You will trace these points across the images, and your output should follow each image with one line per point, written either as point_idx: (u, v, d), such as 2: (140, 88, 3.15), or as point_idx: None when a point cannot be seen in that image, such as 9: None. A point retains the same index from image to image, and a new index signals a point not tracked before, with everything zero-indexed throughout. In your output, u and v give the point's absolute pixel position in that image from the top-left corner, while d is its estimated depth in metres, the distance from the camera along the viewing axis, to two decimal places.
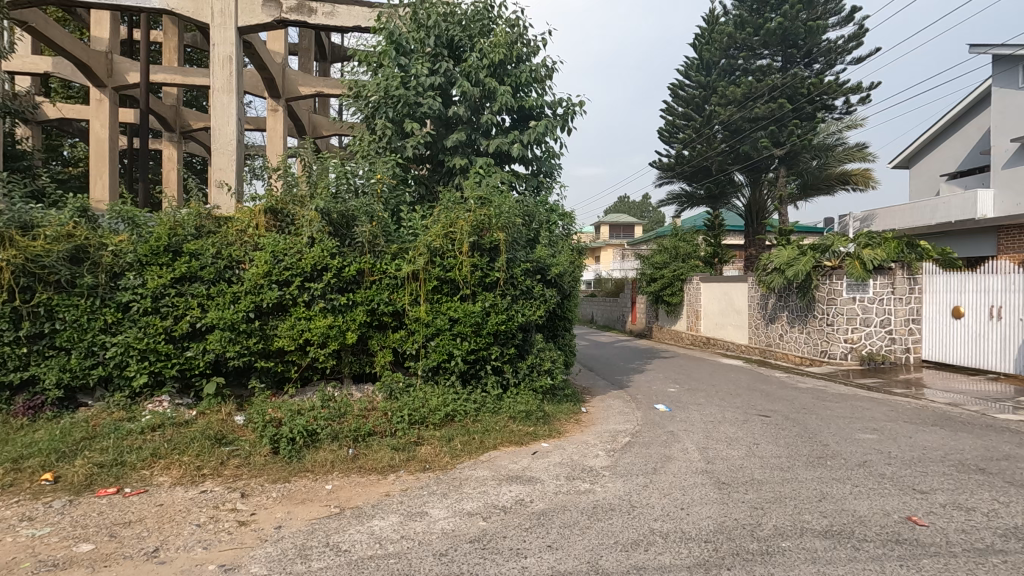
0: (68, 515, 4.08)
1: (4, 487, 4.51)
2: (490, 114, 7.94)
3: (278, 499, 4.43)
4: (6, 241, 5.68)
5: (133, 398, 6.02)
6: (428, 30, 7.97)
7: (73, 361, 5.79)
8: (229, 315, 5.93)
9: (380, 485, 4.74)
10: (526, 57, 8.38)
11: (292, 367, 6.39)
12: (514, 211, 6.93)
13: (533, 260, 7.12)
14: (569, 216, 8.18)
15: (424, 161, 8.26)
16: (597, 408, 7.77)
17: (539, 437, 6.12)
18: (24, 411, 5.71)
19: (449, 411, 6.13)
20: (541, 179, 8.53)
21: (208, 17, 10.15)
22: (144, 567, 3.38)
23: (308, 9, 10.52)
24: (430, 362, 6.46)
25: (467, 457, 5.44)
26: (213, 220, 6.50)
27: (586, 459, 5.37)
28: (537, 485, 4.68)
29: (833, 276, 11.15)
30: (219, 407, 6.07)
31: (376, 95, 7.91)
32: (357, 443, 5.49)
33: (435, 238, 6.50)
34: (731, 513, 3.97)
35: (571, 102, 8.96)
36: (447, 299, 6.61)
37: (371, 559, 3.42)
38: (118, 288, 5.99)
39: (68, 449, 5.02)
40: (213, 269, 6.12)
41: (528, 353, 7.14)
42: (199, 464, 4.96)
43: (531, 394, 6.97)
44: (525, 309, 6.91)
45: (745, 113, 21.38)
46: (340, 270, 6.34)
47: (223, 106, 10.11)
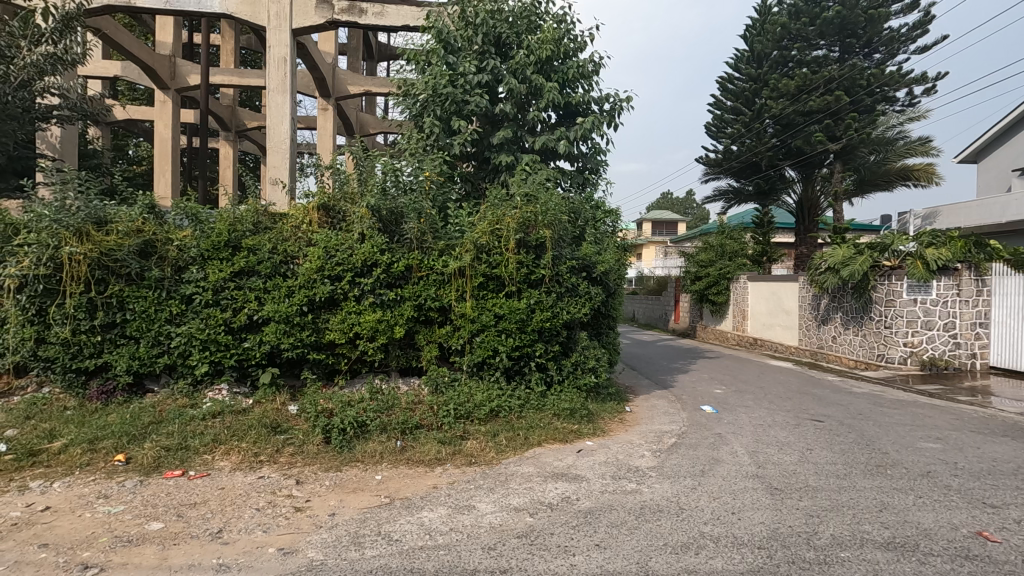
0: (140, 495, 4.34)
1: (82, 466, 4.84)
2: (536, 111, 7.95)
3: (330, 487, 4.58)
4: (83, 237, 6.04)
5: (194, 385, 6.32)
6: (476, 28, 8.02)
7: (142, 349, 6.12)
8: (284, 308, 6.18)
9: (428, 477, 4.85)
10: (573, 53, 8.36)
11: (342, 359, 6.59)
12: (560, 208, 6.94)
13: (578, 258, 7.09)
14: (614, 212, 8.16)
15: (470, 159, 8.35)
16: (642, 408, 7.66)
17: (583, 435, 6.09)
18: (97, 396, 6.07)
19: (494, 406, 6.17)
20: (586, 176, 8.51)
21: (264, 20, 10.51)
22: (208, 547, 3.56)
23: (359, 10, 10.72)
24: (475, 358, 6.54)
25: (512, 453, 5.49)
26: (269, 216, 6.78)
27: (632, 459, 5.32)
28: (583, 483, 4.66)
29: (893, 276, 10.67)
30: (274, 397, 6.29)
31: (424, 94, 8.02)
32: (405, 435, 5.62)
33: (482, 234, 6.58)
34: (784, 520, 3.86)
35: (618, 99, 8.89)
36: (492, 296, 6.66)
37: (422, 550, 3.50)
38: (182, 281, 6.30)
39: (137, 433, 5.32)
40: (270, 264, 6.35)
41: (573, 350, 7.12)
42: (256, 451, 5.19)
43: (575, 392, 6.93)
44: (570, 306, 6.87)
45: (799, 107, 20.38)
46: (389, 266, 6.48)
47: (277, 106, 10.48)
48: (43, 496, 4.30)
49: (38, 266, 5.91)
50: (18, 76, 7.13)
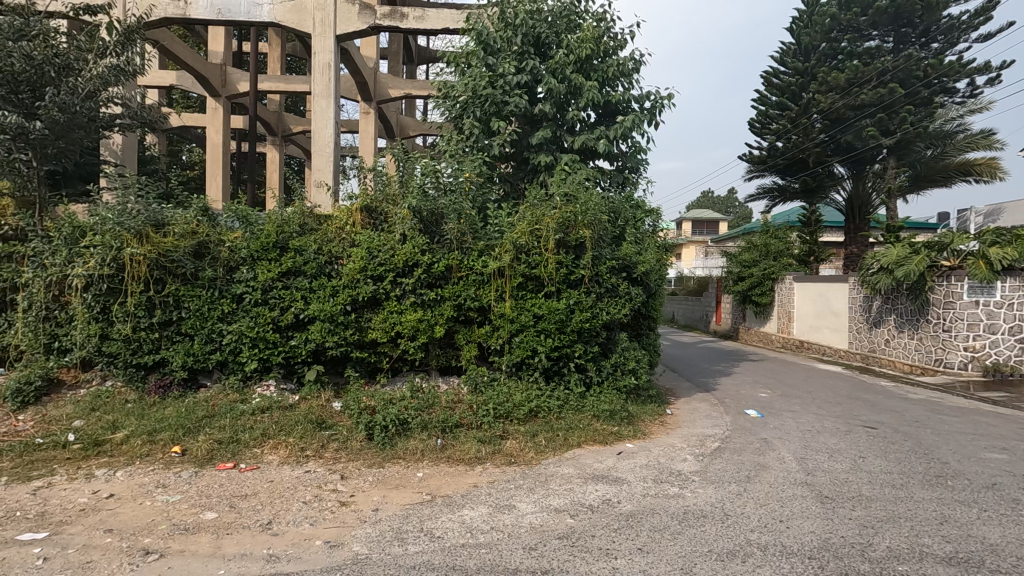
0: (195, 485, 4.54)
1: (142, 457, 5.10)
2: (575, 111, 7.91)
3: (374, 483, 4.67)
4: (142, 238, 6.34)
5: (244, 381, 6.55)
6: (515, 29, 8.03)
7: (196, 346, 6.37)
8: (329, 308, 6.35)
9: (468, 475, 4.89)
10: (613, 51, 8.28)
11: (384, 358, 6.72)
12: (600, 208, 6.88)
13: (618, 258, 7.01)
14: (655, 211, 8.06)
15: (510, 159, 8.37)
16: (683, 411, 7.51)
17: (623, 437, 6.02)
18: (155, 390, 6.35)
19: (534, 406, 6.18)
20: (626, 175, 8.42)
21: (309, 27, 10.81)
22: (259, 538, 3.69)
23: (400, 14, 10.90)
24: (514, 358, 6.56)
25: (552, 453, 5.48)
26: (315, 218, 6.97)
27: (674, 463, 5.23)
28: (623, 486, 4.60)
29: (953, 277, 10.12)
30: (319, 393, 6.46)
31: (464, 95, 8.10)
32: (445, 434, 5.68)
33: (521, 235, 6.59)
34: (836, 530, 3.72)
35: (659, 96, 8.75)
36: (532, 296, 6.66)
37: (463, 547, 3.53)
38: (234, 281, 6.55)
39: (192, 426, 5.56)
40: (315, 264, 6.53)
41: (612, 351, 7.04)
42: (303, 446, 5.35)
43: (615, 393, 6.85)
44: (610, 307, 6.82)
45: (850, 101, 19.68)
46: (430, 266, 6.57)
47: (322, 111, 10.77)
48: (107, 483, 4.55)
49: (103, 266, 6.24)
50: (85, 87, 7.24)
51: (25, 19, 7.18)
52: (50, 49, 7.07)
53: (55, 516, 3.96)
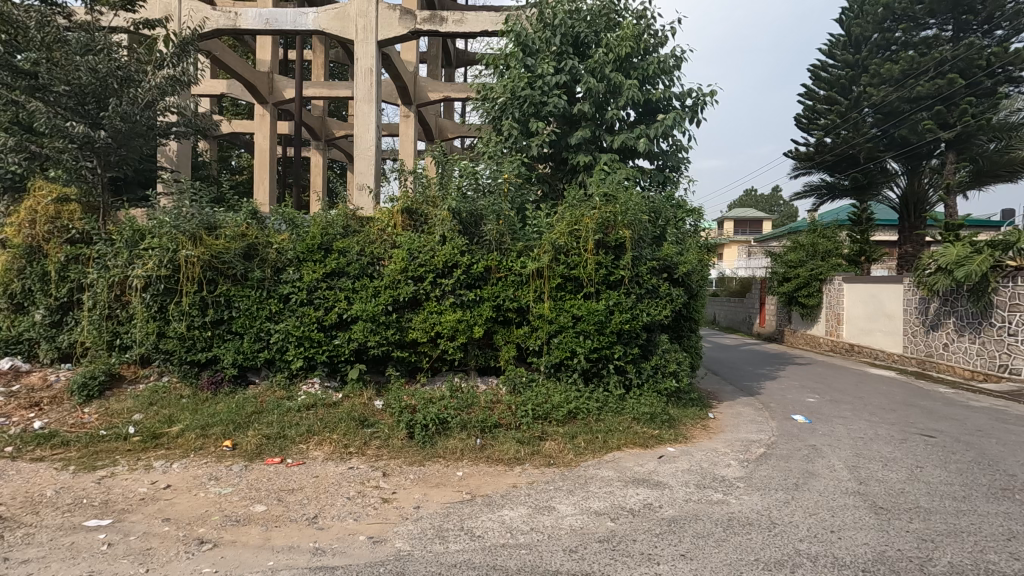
0: (245, 478, 4.71)
1: (197, 450, 5.32)
2: (615, 110, 7.83)
3: (415, 481, 4.74)
4: (196, 241, 6.62)
5: (290, 378, 6.75)
6: (554, 29, 8.01)
7: (246, 344, 6.61)
8: (371, 308, 6.48)
9: (507, 475, 4.90)
10: (654, 49, 8.18)
11: (424, 358, 6.81)
12: (640, 208, 6.80)
13: (659, 258, 6.90)
14: (696, 211, 7.91)
15: (548, 159, 8.36)
16: (726, 415, 7.32)
17: (664, 441, 5.93)
18: (207, 386, 6.61)
19: (572, 408, 6.15)
20: (667, 174, 8.29)
21: (352, 34, 11.06)
22: (306, 531, 3.80)
23: (440, 18, 11.05)
24: (553, 359, 6.54)
25: (591, 455, 5.43)
26: (358, 220, 7.13)
27: (717, 468, 5.11)
28: (665, 491, 4.53)
29: (1019, 278, 9.54)
30: (361, 391, 6.60)
31: (502, 97, 8.13)
32: (484, 434, 5.72)
33: (560, 235, 6.57)
34: (892, 542, 3.56)
35: (701, 93, 8.57)
36: (570, 296, 6.64)
37: (503, 547, 3.55)
38: (281, 281, 6.76)
39: (242, 422, 5.77)
40: (358, 265, 6.68)
41: (653, 353, 6.93)
42: (346, 442, 5.49)
43: (655, 396, 6.74)
44: (650, 308, 6.72)
45: (905, 94, 18.89)
46: (469, 267, 6.63)
47: (364, 115, 11.01)
48: (165, 475, 4.78)
49: (160, 267, 6.55)
50: (145, 98, 7.63)
51: (89, 34, 7.54)
52: (113, 62, 7.45)
53: (118, 504, 4.19)
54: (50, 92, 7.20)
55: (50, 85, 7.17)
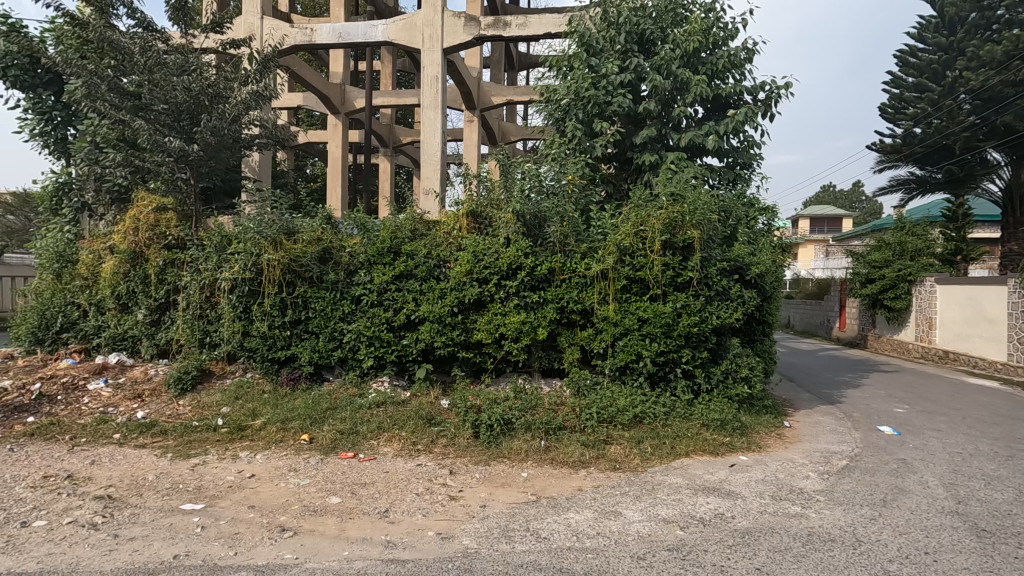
0: (322, 471, 4.95)
1: (278, 442, 5.65)
2: (682, 107, 7.62)
3: (480, 480, 4.81)
4: (277, 245, 7.03)
5: (362, 376, 7.02)
6: (618, 27, 7.91)
7: (321, 343, 6.94)
8: (437, 309, 6.63)
9: (573, 478, 4.88)
10: (723, 42, 7.91)
11: (489, 359, 6.90)
12: (709, 207, 6.60)
13: (729, 258, 6.65)
14: (770, 209, 7.56)
15: (612, 159, 8.24)
16: (803, 424, 6.93)
17: (736, 449, 5.69)
18: (286, 381, 6.98)
19: (638, 412, 6.04)
20: (737, 172, 7.99)
21: (419, 43, 11.39)
22: (379, 524, 3.94)
23: (503, 23, 11.17)
24: (618, 362, 6.44)
25: (658, 461, 5.30)
26: (425, 224, 7.33)
27: (795, 480, 4.85)
28: (738, 501, 4.35)
29: None
30: (428, 391, 6.76)
31: (566, 98, 8.10)
32: (548, 435, 5.71)
33: (625, 237, 6.48)
34: (996, 569, 3.25)
35: (775, 85, 8.20)
36: (636, 299, 6.53)
37: (569, 550, 3.53)
38: (353, 283, 7.05)
39: (318, 417, 6.07)
40: (425, 268, 6.87)
41: (723, 358, 6.67)
42: (414, 440, 5.65)
43: (726, 403, 6.48)
44: (720, 310, 6.49)
45: (1009, 77, 17.01)
46: (533, 269, 6.65)
47: (430, 121, 11.31)
48: (250, 465, 5.11)
49: (245, 270, 6.99)
50: (231, 113, 8.20)
51: (184, 56, 8.21)
52: (204, 81, 8.04)
53: (209, 490, 4.51)
54: (151, 111, 7.84)
55: (151, 104, 7.81)
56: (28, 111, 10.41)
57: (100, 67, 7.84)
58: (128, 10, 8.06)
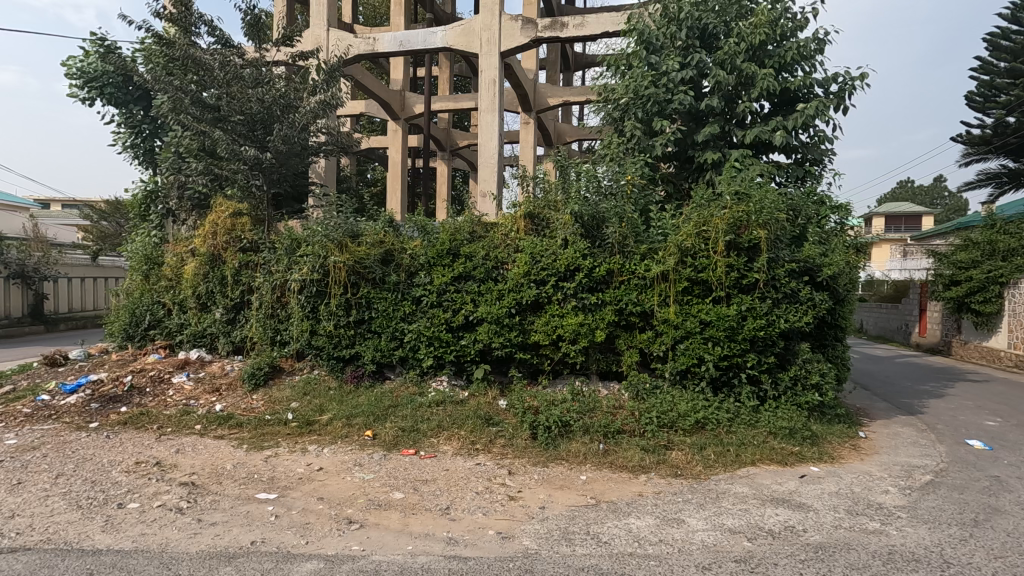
0: (385, 467, 5.10)
1: (343, 437, 5.87)
2: (747, 103, 7.36)
3: (539, 481, 4.82)
4: (343, 248, 7.31)
5: (421, 375, 7.18)
6: (679, 23, 7.72)
7: (383, 342, 7.15)
8: (495, 310, 6.70)
9: (633, 483, 4.80)
10: (791, 34, 7.59)
11: (546, 360, 6.90)
12: (777, 206, 6.34)
13: (798, 260, 6.35)
14: (843, 207, 7.18)
15: (672, 159, 8.05)
16: (880, 435, 6.52)
17: (806, 459, 5.42)
18: (351, 379, 7.23)
19: (701, 418, 5.86)
20: (807, 169, 7.63)
21: (477, 47, 11.54)
22: (440, 521, 4.02)
23: (560, 25, 11.16)
24: (679, 366, 6.29)
25: (722, 469, 5.13)
26: (483, 225, 7.41)
27: (872, 494, 4.57)
28: (810, 514, 4.15)
29: None
30: (486, 391, 6.85)
31: (625, 98, 7.97)
32: (607, 439, 5.64)
33: (687, 237, 6.33)
34: None
35: (848, 77, 7.78)
36: (698, 301, 6.35)
37: (631, 556, 3.48)
38: (414, 285, 7.23)
39: (381, 414, 6.27)
40: (484, 269, 6.95)
41: (791, 363, 6.38)
42: (473, 439, 5.72)
43: (794, 410, 6.19)
44: (788, 314, 6.21)
45: None
46: (591, 270, 6.59)
47: (487, 124, 11.44)
48: (317, 458, 5.33)
49: (313, 272, 7.30)
50: (301, 121, 8.62)
51: (258, 70, 8.70)
52: (276, 92, 8.49)
53: (281, 481, 4.75)
54: (229, 122, 8.34)
55: (229, 116, 8.29)
56: (121, 125, 11.31)
57: (184, 82, 8.38)
58: (208, 28, 8.61)
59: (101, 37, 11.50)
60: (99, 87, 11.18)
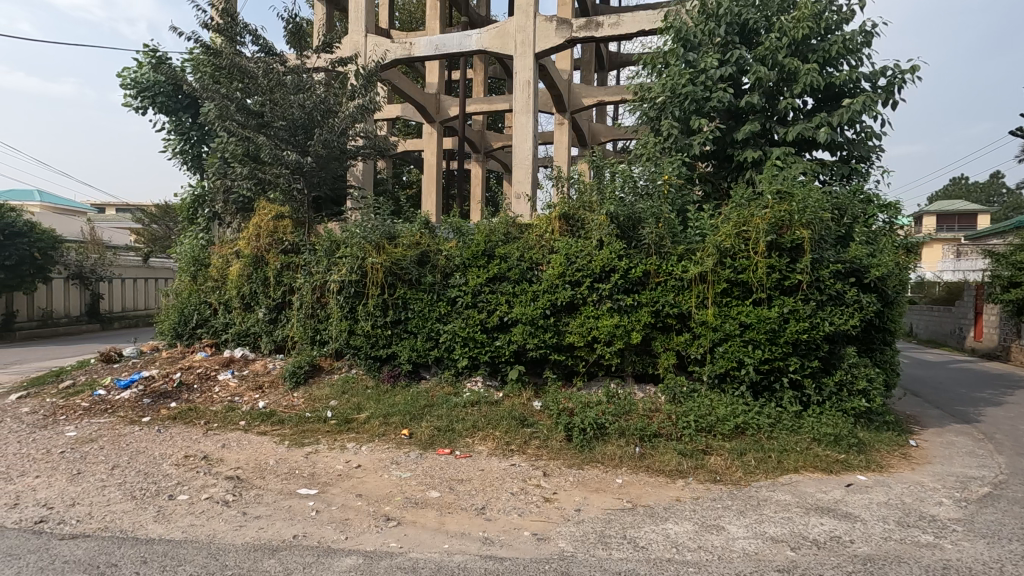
0: (421, 465, 5.17)
1: (380, 435, 5.98)
2: (789, 99, 7.17)
3: (575, 483, 4.79)
4: (381, 249, 7.44)
5: (456, 376, 7.24)
6: (718, 19, 7.56)
7: (419, 343, 7.25)
8: (530, 311, 6.70)
9: (670, 488, 4.72)
10: (836, 27, 7.34)
11: (581, 362, 6.87)
12: (822, 205, 6.14)
13: (844, 260, 6.13)
14: (892, 205, 6.90)
15: (710, 158, 7.89)
16: (933, 444, 6.23)
17: (853, 467, 5.23)
18: (388, 378, 7.35)
19: (741, 423, 5.72)
20: (853, 166, 7.37)
21: (511, 49, 11.58)
22: (476, 521, 4.04)
23: (595, 24, 11.09)
24: (717, 369, 6.16)
25: (763, 476, 5.00)
26: (518, 226, 7.42)
27: (925, 506, 4.37)
28: (857, 524, 4.00)
29: None
30: (521, 392, 6.86)
31: (661, 97, 7.84)
32: (643, 442, 5.57)
33: (726, 238, 6.20)
34: None
35: (898, 70, 7.47)
36: (737, 303, 6.20)
37: (669, 562, 3.43)
38: (449, 286, 7.30)
39: (417, 413, 6.35)
40: (518, 270, 6.96)
41: (836, 368, 6.16)
42: (508, 440, 5.74)
43: (840, 416, 5.98)
44: (833, 316, 6.00)
45: None
46: (627, 271, 6.52)
47: (522, 126, 11.45)
48: (356, 455, 5.45)
49: (351, 273, 7.45)
50: (340, 126, 8.83)
51: (299, 77, 8.94)
52: (317, 98, 8.71)
53: (321, 477, 4.87)
54: (271, 128, 8.60)
55: (272, 122, 8.55)
56: (171, 133, 11.80)
57: (230, 90, 8.68)
58: (253, 38, 8.91)
59: (152, 49, 12.03)
60: (150, 96, 11.69)
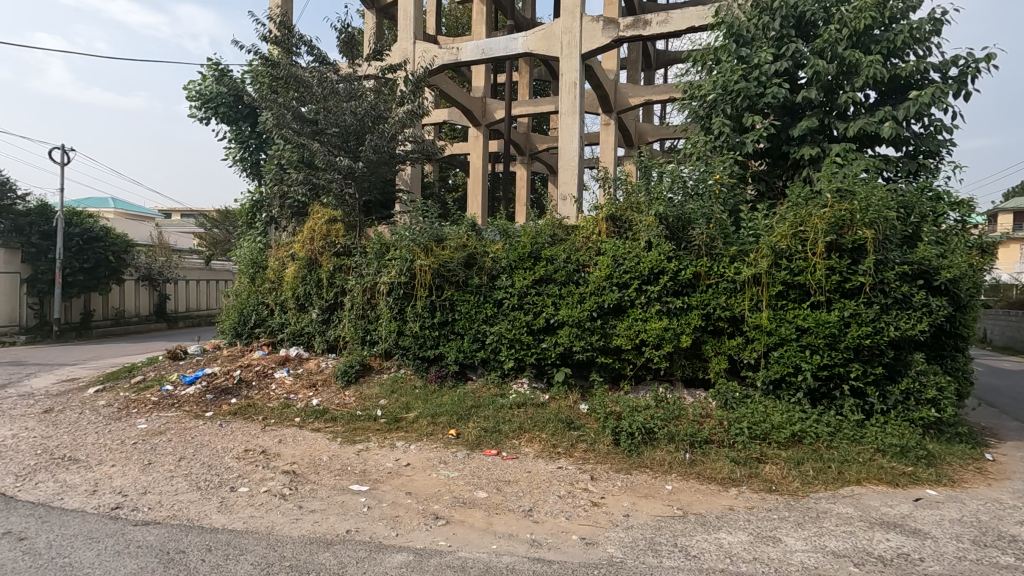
0: (469, 465, 5.22)
1: (428, 435, 6.08)
2: (849, 93, 6.85)
3: (622, 488, 4.72)
4: (429, 251, 7.56)
5: (502, 377, 7.26)
6: (773, 12, 7.30)
7: (465, 344, 7.33)
8: (577, 314, 6.66)
9: (722, 496, 4.58)
10: (901, 16, 6.98)
11: (628, 365, 6.77)
12: (886, 203, 5.83)
13: (912, 262, 5.79)
14: (965, 203, 6.48)
15: (764, 156, 7.63)
16: (1012, 458, 5.79)
17: (921, 481, 4.93)
18: (434, 378, 7.45)
19: (797, 431, 5.49)
20: (920, 162, 6.98)
21: (557, 50, 11.55)
22: (523, 522, 4.05)
23: (643, 22, 10.94)
24: (772, 374, 5.95)
25: (823, 487, 4.78)
26: (564, 228, 7.39)
27: (1004, 524, 4.07)
28: (928, 541, 3.76)
29: None
30: (567, 394, 6.83)
31: (711, 94, 7.64)
32: (694, 448, 5.43)
33: (781, 238, 5.98)
34: None
35: (971, 59, 7.02)
36: (794, 306, 5.97)
37: (723, 573, 3.33)
38: (495, 287, 7.34)
39: (463, 414, 6.41)
40: (565, 272, 6.92)
41: (902, 375, 5.83)
42: (554, 442, 5.72)
43: (906, 427, 5.66)
44: (899, 321, 5.68)
45: None
46: (677, 273, 6.38)
47: (567, 127, 11.40)
48: (405, 453, 5.56)
49: (401, 275, 7.61)
50: (390, 131, 9.04)
51: (351, 84, 9.21)
52: (367, 104, 8.95)
53: (372, 474, 4.99)
54: (325, 134, 8.89)
55: (326, 129, 8.84)
56: (232, 141, 12.38)
57: (286, 99, 9.04)
58: (308, 48, 9.24)
59: (215, 62, 12.66)
60: (213, 107, 12.30)
